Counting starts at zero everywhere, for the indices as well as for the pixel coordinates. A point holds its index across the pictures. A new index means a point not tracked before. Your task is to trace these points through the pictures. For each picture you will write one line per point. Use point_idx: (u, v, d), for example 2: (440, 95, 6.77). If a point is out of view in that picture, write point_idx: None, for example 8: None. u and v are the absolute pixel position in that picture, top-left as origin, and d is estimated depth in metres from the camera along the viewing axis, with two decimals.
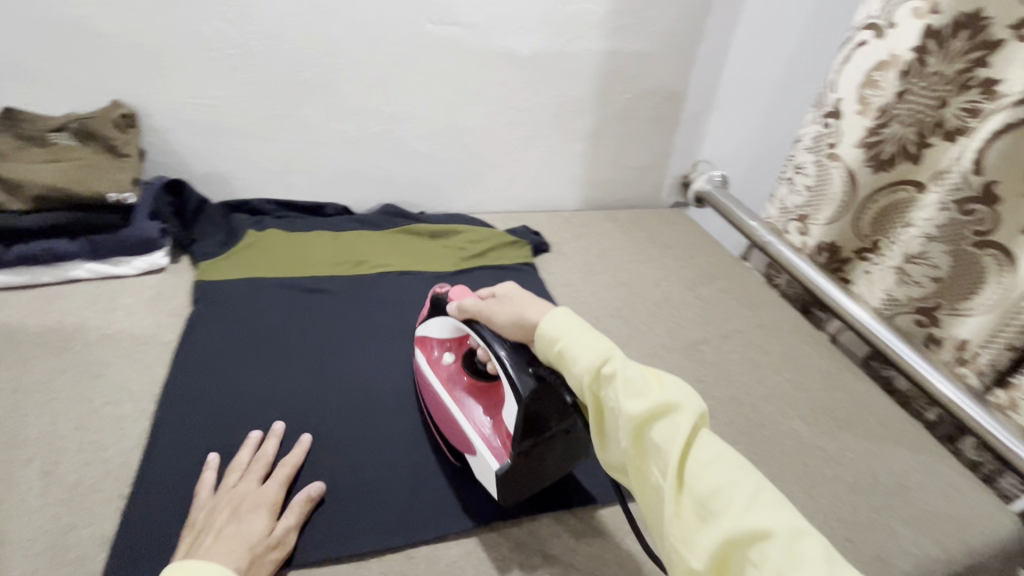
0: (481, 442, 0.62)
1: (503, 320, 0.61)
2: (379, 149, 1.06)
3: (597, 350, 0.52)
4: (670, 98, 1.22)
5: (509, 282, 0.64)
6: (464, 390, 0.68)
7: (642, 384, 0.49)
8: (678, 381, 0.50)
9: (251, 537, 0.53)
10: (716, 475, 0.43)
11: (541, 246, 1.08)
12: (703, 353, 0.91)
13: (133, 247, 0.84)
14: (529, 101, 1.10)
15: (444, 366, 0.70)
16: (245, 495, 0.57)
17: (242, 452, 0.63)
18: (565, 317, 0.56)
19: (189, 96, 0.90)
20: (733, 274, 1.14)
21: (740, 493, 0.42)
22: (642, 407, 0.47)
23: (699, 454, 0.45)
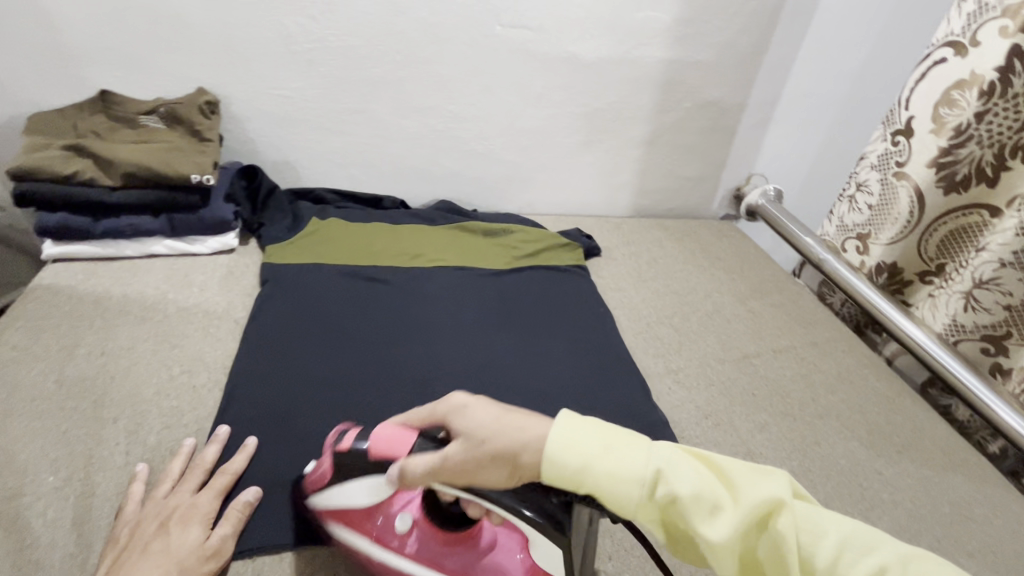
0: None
1: (486, 471, 0.44)
2: (440, 146, 1.09)
3: (640, 470, 0.42)
4: (729, 110, 1.21)
5: (459, 400, 0.47)
6: (450, 554, 0.52)
7: (715, 494, 0.42)
8: (738, 466, 0.44)
9: (181, 553, 0.51)
10: (843, 565, 0.40)
11: (593, 250, 1.08)
12: (755, 366, 0.90)
13: (208, 228, 0.89)
14: (589, 106, 1.11)
15: (407, 537, 0.53)
16: (173, 510, 0.54)
17: (174, 461, 0.59)
18: (572, 433, 0.43)
19: (268, 87, 0.95)
20: (786, 290, 1.12)
21: (876, 572, 0.40)
22: (731, 528, 0.41)
23: (812, 547, 0.41)
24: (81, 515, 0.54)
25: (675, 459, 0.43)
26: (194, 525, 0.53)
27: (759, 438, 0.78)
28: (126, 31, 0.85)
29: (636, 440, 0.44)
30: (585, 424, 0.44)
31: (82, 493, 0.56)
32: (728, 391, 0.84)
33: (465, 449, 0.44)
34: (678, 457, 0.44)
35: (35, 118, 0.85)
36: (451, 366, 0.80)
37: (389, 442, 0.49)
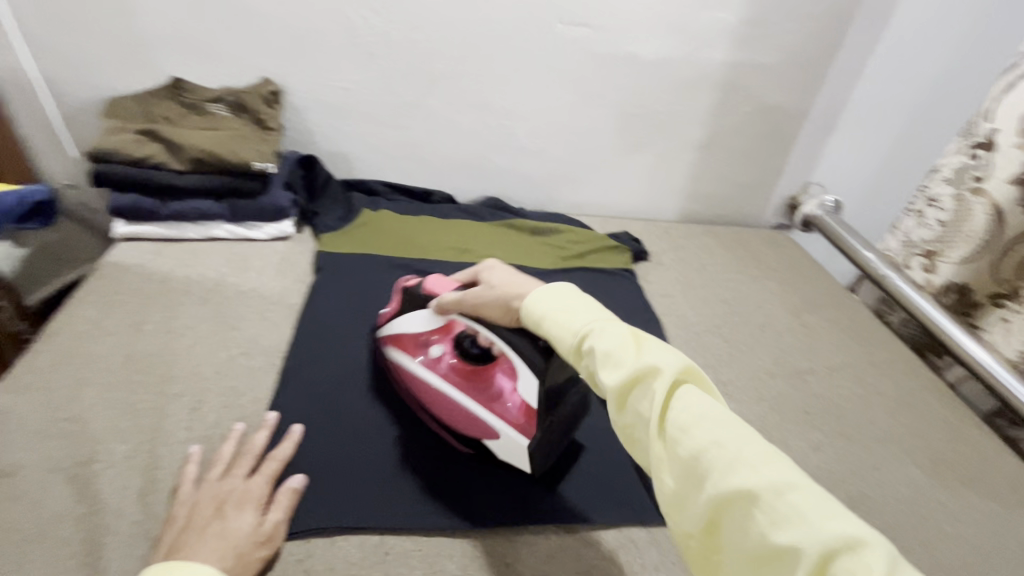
0: (505, 426, 0.63)
1: (490, 308, 0.59)
2: (491, 143, 1.09)
3: (579, 326, 0.49)
4: (790, 116, 1.17)
5: (491, 261, 0.61)
6: (463, 380, 0.66)
7: (621, 351, 0.44)
8: (661, 344, 0.45)
9: (237, 537, 0.50)
10: (696, 433, 0.38)
11: (642, 254, 1.06)
12: (808, 383, 0.86)
13: (267, 214, 0.91)
14: (645, 107, 1.09)
15: (437, 362, 0.67)
16: (227, 491, 0.54)
17: (224, 444, 0.59)
18: (547, 294, 0.53)
19: (329, 79, 0.97)
20: (842, 304, 1.08)
21: (726, 449, 0.37)
22: (620, 376, 0.43)
23: (679, 414, 0.39)
24: (146, 486, 0.56)
25: (609, 325, 0.47)
26: (249, 508, 0.53)
27: (813, 458, 0.75)
28: (201, 21, 0.88)
29: (592, 309, 0.50)
30: (558, 289, 0.53)
31: (146, 464, 0.58)
32: (778, 408, 0.81)
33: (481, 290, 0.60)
34: (612, 324, 0.48)
35: (112, 102, 0.89)
36: None
37: (439, 283, 0.68)
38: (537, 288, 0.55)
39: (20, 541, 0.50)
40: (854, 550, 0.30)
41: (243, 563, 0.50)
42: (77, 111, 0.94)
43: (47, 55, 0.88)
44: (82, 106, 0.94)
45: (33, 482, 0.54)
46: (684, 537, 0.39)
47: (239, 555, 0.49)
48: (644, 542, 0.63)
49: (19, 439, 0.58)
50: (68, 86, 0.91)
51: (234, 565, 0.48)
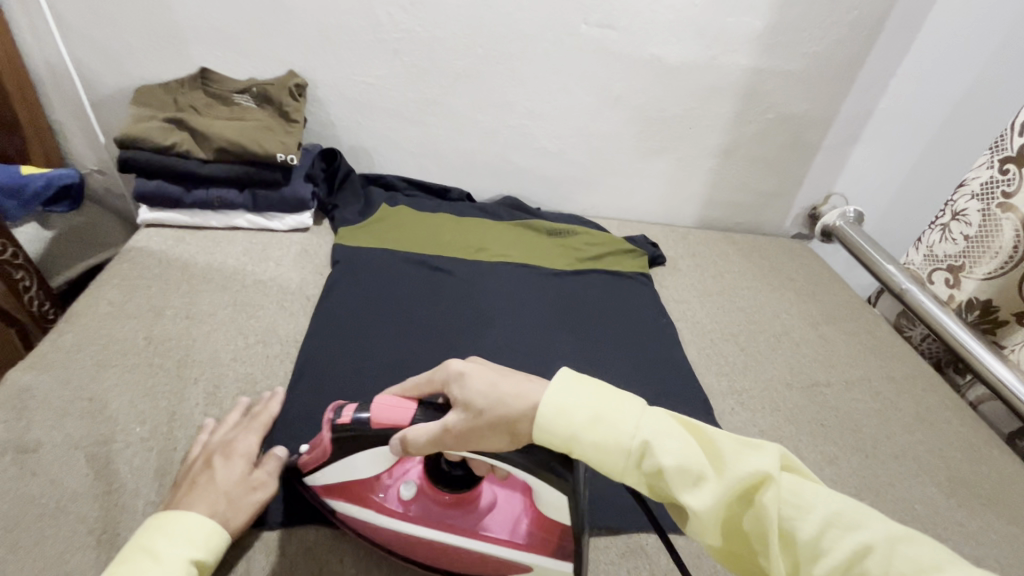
0: (528, 555, 0.55)
1: (487, 437, 0.47)
2: (511, 142, 1.10)
3: (630, 435, 0.44)
4: (815, 124, 1.15)
5: (454, 365, 0.51)
6: (452, 513, 0.57)
7: (699, 462, 0.43)
8: (730, 439, 0.45)
9: (226, 484, 0.52)
10: (833, 545, 0.40)
11: (659, 258, 1.06)
12: (825, 396, 0.85)
13: (287, 205, 0.91)
14: (667, 111, 1.09)
15: (412, 502, 0.58)
16: (218, 447, 0.57)
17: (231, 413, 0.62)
18: (569, 404, 0.46)
19: (353, 74, 0.97)
20: (861, 317, 1.06)
21: (867, 552, 0.39)
22: (712, 495, 0.42)
23: (798, 521, 0.41)
24: (162, 466, 0.57)
25: (664, 427, 0.45)
26: (239, 461, 0.55)
27: (827, 471, 0.74)
28: (230, 13, 0.89)
29: (635, 407, 0.46)
30: (574, 384, 0.47)
31: (164, 446, 0.59)
32: (794, 419, 0.80)
33: (464, 419, 0.48)
34: (664, 423, 0.45)
35: (142, 90, 0.91)
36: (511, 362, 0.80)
37: (384, 408, 0.52)
38: (544, 396, 0.46)
39: (38, 515, 0.51)
40: None
41: (235, 508, 0.51)
42: (106, 98, 0.96)
43: (80, 42, 0.90)
44: (111, 94, 0.95)
45: (53, 459, 0.55)
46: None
47: (228, 500, 0.51)
48: (653, 548, 0.62)
49: (42, 416, 0.59)
50: (100, 73, 0.93)
51: (223, 510, 0.50)
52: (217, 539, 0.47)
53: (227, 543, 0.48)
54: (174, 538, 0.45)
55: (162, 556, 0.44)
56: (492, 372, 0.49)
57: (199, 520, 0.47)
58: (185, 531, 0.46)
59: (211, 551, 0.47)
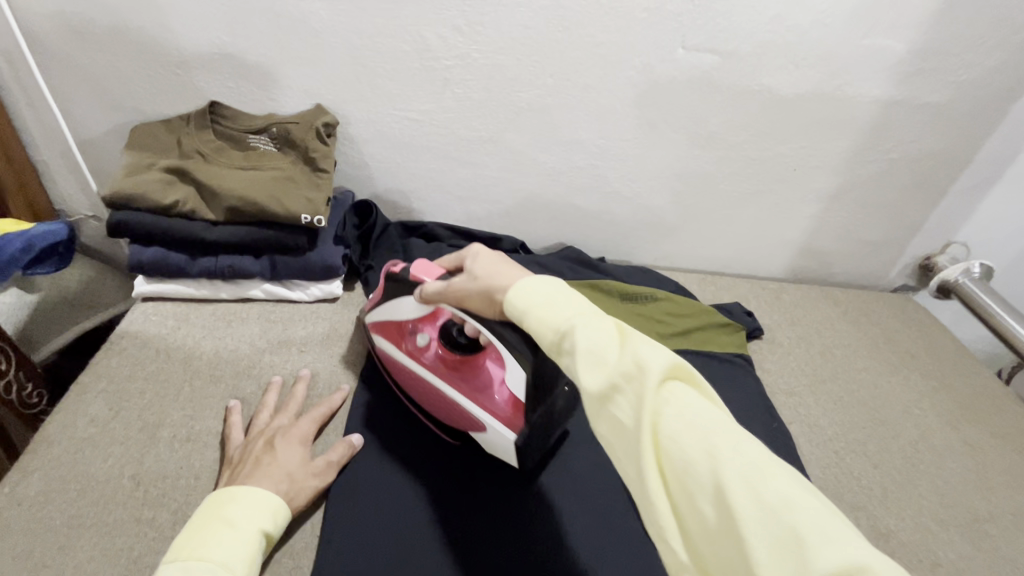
0: (488, 418, 0.60)
1: (474, 300, 0.51)
2: (578, 185, 0.91)
3: (561, 318, 0.42)
4: (946, 165, 0.95)
5: (479, 244, 0.54)
6: (449, 369, 0.63)
7: (605, 347, 0.40)
8: (646, 337, 0.40)
9: (288, 465, 0.55)
10: (690, 447, 0.35)
11: (756, 331, 0.87)
12: (993, 540, 0.67)
13: (313, 273, 0.75)
14: (769, 150, 0.89)
15: (423, 350, 0.65)
16: (276, 430, 0.59)
17: (268, 393, 0.64)
18: (535, 280, 0.45)
19: (395, 108, 0.80)
20: (1007, 409, 0.86)
21: (720, 465, 0.35)
22: (600, 377, 0.38)
23: (673, 423, 0.37)
24: None
25: (597, 319, 0.42)
26: (296, 440, 0.58)
27: None
28: (247, 37, 0.72)
29: (575, 300, 0.44)
30: (543, 276, 0.46)
31: None
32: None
33: (463, 279, 0.52)
34: (597, 315, 0.42)
35: (138, 130, 0.75)
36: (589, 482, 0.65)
37: (425, 267, 0.59)
38: (521, 278, 0.47)
39: None
40: None
41: (297, 490, 0.55)
42: (98, 136, 0.80)
43: (64, 71, 0.74)
44: (105, 131, 0.80)
45: None
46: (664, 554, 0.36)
47: (290, 480, 0.54)
48: None
49: None
50: (89, 107, 0.77)
51: (289, 492, 0.54)
52: (282, 511, 0.51)
53: (290, 517, 0.52)
54: (247, 510, 0.49)
55: (238, 523, 0.47)
56: (499, 255, 0.52)
57: (268, 500, 0.51)
58: (257, 505, 0.49)
59: (277, 526, 0.51)
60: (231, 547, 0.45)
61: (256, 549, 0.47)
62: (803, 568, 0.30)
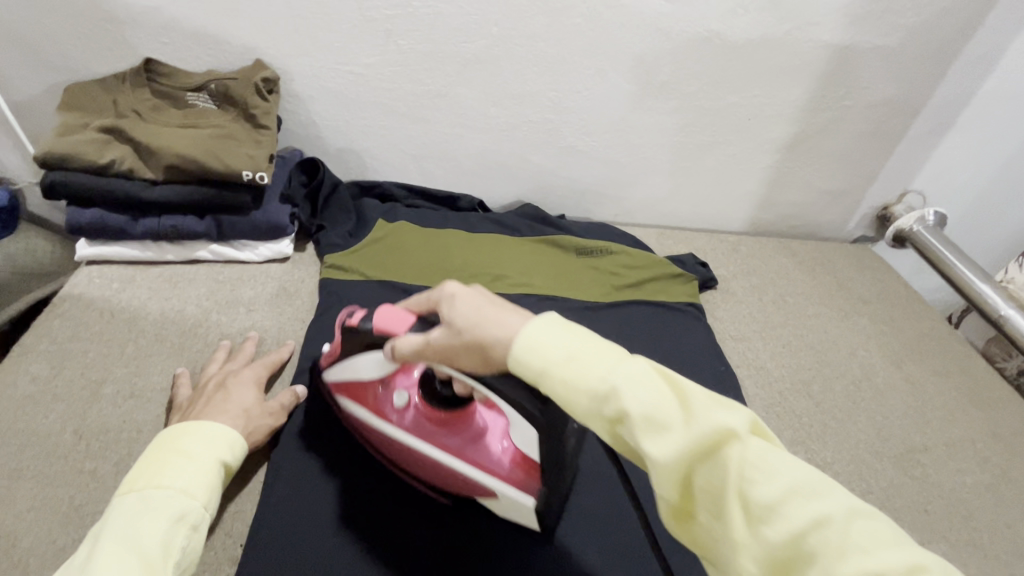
0: (501, 484, 0.53)
1: (464, 357, 0.41)
2: (532, 141, 0.91)
3: (592, 377, 0.35)
4: (900, 112, 0.95)
5: (452, 282, 0.42)
6: (437, 427, 0.56)
7: (664, 411, 0.33)
8: (707, 392, 0.34)
9: (241, 402, 0.57)
10: (791, 514, 0.30)
11: (709, 280, 0.89)
12: (923, 468, 0.70)
13: (261, 232, 0.75)
14: (722, 100, 0.89)
15: (404, 410, 0.57)
16: (228, 373, 0.61)
17: (216, 354, 0.64)
18: (539, 335, 0.37)
19: (338, 62, 0.78)
20: (951, 350, 0.89)
21: (829, 532, 0.29)
22: (676, 448, 0.32)
23: (766, 490, 0.31)
24: None
25: (634, 374, 0.34)
26: (250, 382, 0.60)
27: None
28: None
29: (605, 346, 0.36)
30: (552, 321, 0.37)
31: None
32: (891, 505, 0.66)
33: (443, 334, 0.41)
34: (627, 359, 0.35)
35: (70, 89, 0.72)
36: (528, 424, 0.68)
37: (389, 316, 0.48)
38: (520, 336, 0.37)
39: None
40: None
41: (251, 427, 0.57)
42: (32, 98, 0.78)
43: None
44: (38, 93, 0.77)
45: None
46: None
47: (246, 416, 0.57)
48: None
49: None
50: (19, 67, 0.75)
51: (243, 427, 0.56)
52: (241, 446, 0.53)
53: (246, 451, 0.53)
54: (203, 444, 0.49)
55: (196, 455, 0.47)
56: (483, 292, 0.41)
57: (224, 430, 0.52)
58: (211, 439, 0.50)
59: (233, 457, 0.51)
60: (192, 474, 0.45)
61: (216, 478, 0.47)
62: None
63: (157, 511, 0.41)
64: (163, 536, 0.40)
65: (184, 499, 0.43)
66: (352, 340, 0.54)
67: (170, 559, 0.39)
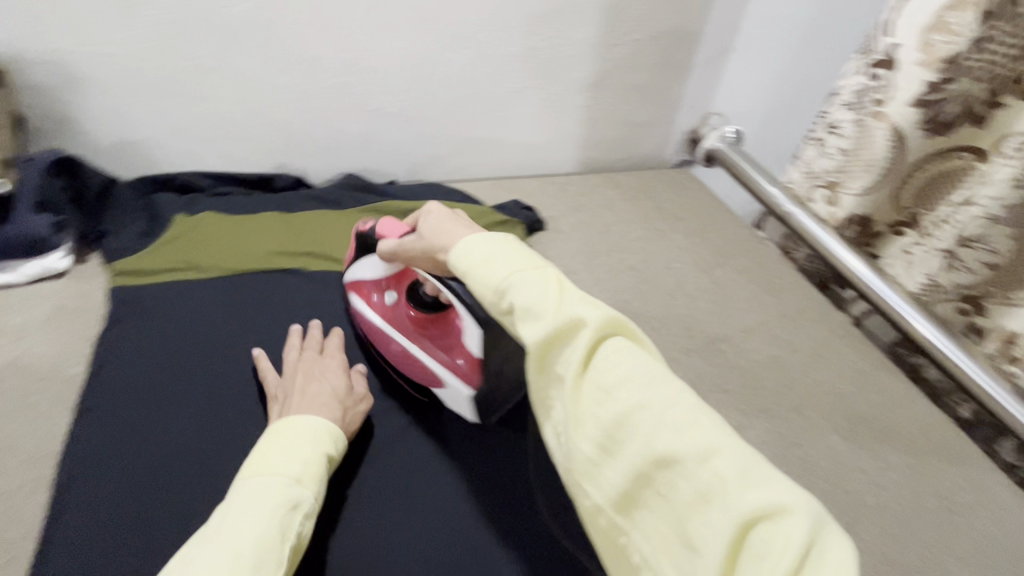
0: (448, 374, 0.70)
1: (421, 258, 0.56)
2: (335, 108, 0.87)
3: (495, 275, 0.43)
4: (684, 40, 1.03)
5: (434, 202, 0.55)
6: (417, 325, 0.73)
7: (541, 304, 0.41)
8: (583, 293, 0.42)
9: (336, 391, 0.65)
10: (622, 398, 0.37)
11: (536, 223, 0.93)
12: (724, 355, 0.81)
13: (21, 250, 0.71)
14: (519, 45, 0.91)
15: (392, 308, 0.75)
16: (313, 362, 0.68)
17: (289, 351, 0.71)
18: (467, 243, 0.46)
19: (76, 43, 0.70)
20: (753, 250, 1.01)
21: (649, 413, 0.36)
22: (540, 332, 0.40)
23: (607, 374, 0.38)
24: None
25: (541, 273, 0.43)
26: (336, 371, 0.68)
27: None
28: None
29: (512, 253, 0.44)
30: (482, 236, 0.46)
31: None
32: (697, 393, 0.75)
33: (416, 238, 0.55)
34: (532, 267, 0.43)
35: None
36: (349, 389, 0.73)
37: (390, 227, 0.67)
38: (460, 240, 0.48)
39: None
40: (780, 518, 0.31)
41: (348, 412, 0.65)
42: None
43: None
44: None
45: None
46: (591, 510, 0.39)
47: (343, 406, 0.64)
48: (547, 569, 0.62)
49: None
50: None
51: (341, 414, 0.63)
52: (342, 438, 0.60)
53: (347, 444, 0.60)
54: (311, 436, 0.56)
55: (297, 443, 0.54)
56: (449, 212, 0.53)
57: (325, 423, 0.59)
58: (313, 431, 0.56)
59: (335, 449, 0.58)
60: (304, 464, 0.53)
61: (322, 470, 0.54)
62: (725, 507, 0.32)
63: (277, 494, 0.48)
64: (276, 519, 0.47)
65: (296, 487, 0.50)
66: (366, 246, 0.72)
67: (285, 536, 0.47)
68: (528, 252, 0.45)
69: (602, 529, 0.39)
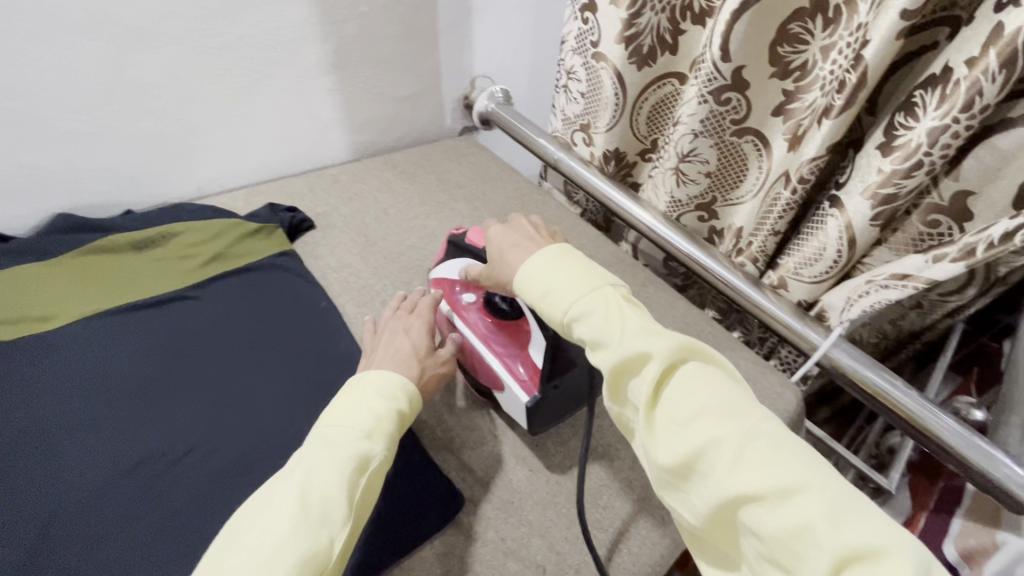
0: (510, 382, 0.67)
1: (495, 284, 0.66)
2: (14, 140, 0.75)
3: (564, 309, 0.55)
4: (420, 6, 0.99)
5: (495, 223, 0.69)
6: (488, 328, 0.72)
7: (607, 334, 0.51)
8: (647, 326, 0.51)
9: (419, 352, 0.68)
10: (697, 432, 0.43)
11: (303, 222, 0.94)
12: None
13: None
14: (226, 34, 0.83)
15: (468, 307, 0.75)
16: (401, 320, 0.73)
17: (385, 312, 0.76)
18: (529, 277, 0.58)
19: None
20: (533, 201, 1.05)
21: (725, 447, 0.42)
22: (611, 361, 0.49)
23: (677, 406, 0.45)
24: None
25: (597, 297, 0.54)
26: (419, 329, 0.71)
27: None
28: None
29: (573, 286, 0.55)
30: (537, 264, 0.58)
31: None
32: None
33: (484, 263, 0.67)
34: (597, 297, 0.54)
35: None
36: (193, 380, 0.73)
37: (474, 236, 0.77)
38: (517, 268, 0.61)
39: None
40: (873, 558, 0.35)
41: (428, 370, 0.68)
42: None
43: None
44: None
45: None
46: (689, 526, 0.46)
47: (421, 360, 0.67)
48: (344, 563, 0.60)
49: None
50: None
51: (419, 370, 0.66)
52: (414, 393, 0.63)
53: (419, 403, 0.63)
54: (386, 394, 0.60)
55: (374, 397, 0.59)
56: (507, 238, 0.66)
57: (403, 382, 0.62)
58: (385, 389, 0.60)
59: (409, 406, 0.62)
60: (372, 422, 0.57)
61: (392, 427, 0.58)
62: (812, 543, 0.37)
63: (348, 449, 0.54)
64: (342, 477, 0.52)
65: (366, 442, 0.55)
66: (458, 249, 0.78)
67: (349, 495, 0.51)
68: (585, 280, 0.56)
69: (705, 541, 0.46)
